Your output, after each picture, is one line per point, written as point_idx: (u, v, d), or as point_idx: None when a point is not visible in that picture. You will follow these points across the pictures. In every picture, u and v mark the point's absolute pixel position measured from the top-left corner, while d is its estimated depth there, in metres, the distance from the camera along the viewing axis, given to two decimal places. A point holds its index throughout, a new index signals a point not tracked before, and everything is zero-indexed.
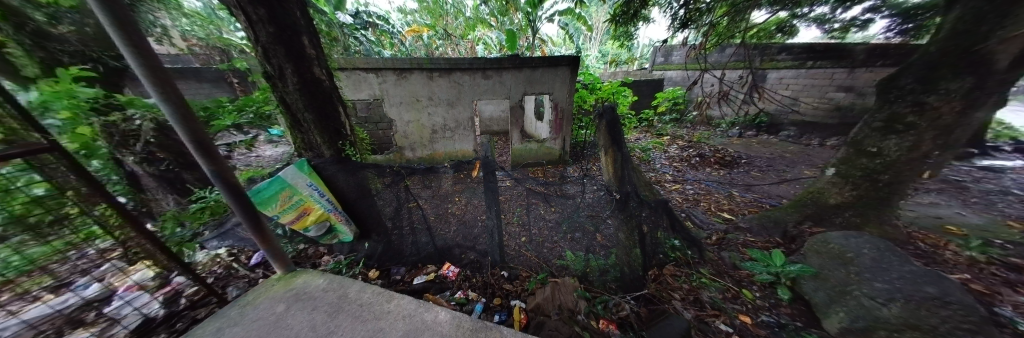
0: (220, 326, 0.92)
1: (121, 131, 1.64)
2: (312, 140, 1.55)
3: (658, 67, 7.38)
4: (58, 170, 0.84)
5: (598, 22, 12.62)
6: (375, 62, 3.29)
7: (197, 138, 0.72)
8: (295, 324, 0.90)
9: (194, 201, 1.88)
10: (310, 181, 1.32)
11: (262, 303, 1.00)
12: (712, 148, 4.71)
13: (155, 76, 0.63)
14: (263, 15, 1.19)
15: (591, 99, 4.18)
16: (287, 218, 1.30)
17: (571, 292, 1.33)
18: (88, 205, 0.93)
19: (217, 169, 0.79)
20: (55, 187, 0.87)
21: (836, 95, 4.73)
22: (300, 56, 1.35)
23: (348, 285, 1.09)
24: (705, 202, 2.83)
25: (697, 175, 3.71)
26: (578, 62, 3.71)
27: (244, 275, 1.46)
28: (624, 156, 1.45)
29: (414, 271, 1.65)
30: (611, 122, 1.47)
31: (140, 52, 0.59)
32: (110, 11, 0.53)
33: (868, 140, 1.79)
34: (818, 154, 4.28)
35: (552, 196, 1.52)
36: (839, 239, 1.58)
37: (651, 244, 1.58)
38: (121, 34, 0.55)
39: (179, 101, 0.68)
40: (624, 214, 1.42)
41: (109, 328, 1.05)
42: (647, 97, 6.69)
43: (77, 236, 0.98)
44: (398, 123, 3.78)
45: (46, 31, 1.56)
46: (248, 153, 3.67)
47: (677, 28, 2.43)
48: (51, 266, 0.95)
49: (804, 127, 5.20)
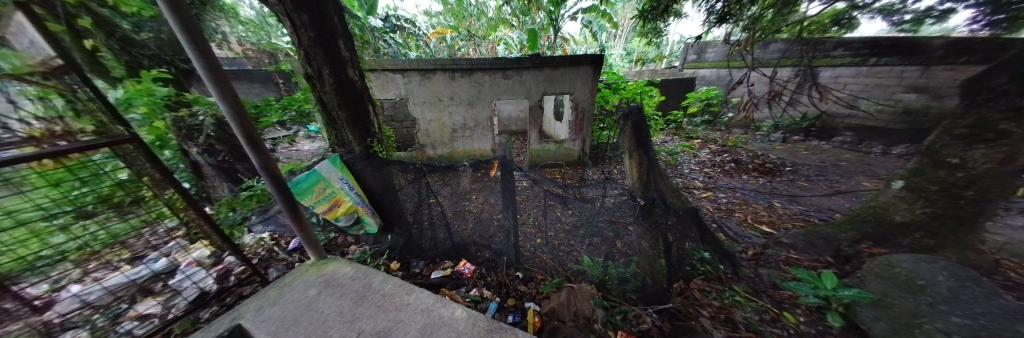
0: (261, 304, 1.01)
1: (188, 125, 1.87)
2: (345, 137, 1.66)
3: (689, 66, 6.91)
4: (137, 159, 0.98)
5: (624, 19, 12.11)
6: (402, 63, 3.44)
7: (248, 133, 0.80)
8: (325, 308, 0.97)
9: (243, 189, 2.10)
10: (341, 176, 1.41)
11: (298, 286, 1.09)
12: (750, 154, 4.33)
13: (215, 76, 0.70)
14: (306, 21, 1.29)
15: (614, 99, 4.01)
16: (321, 208, 1.40)
17: (587, 300, 1.28)
18: (160, 189, 1.08)
19: (263, 162, 0.87)
20: (135, 173, 1.01)
21: (905, 96, 4.13)
22: (337, 58, 1.45)
23: (372, 275, 1.14)
24: (740, 213, 2.60)
25: (731, 183, 3.43)
26: (601, 61, 3.58)
27: (283, 258, 1.60)
28: (651, 161, 1.36)
29: (431, 266, 1.73)
30: (637, 124, 1.41)
31: (205, 57, 0.67)
32: (180, 21, 0.60)
33: (948, 150, 1.49)
34: (880, 164, 3.74)
35: (571, 199, 1.49)
36: (907, 263, 1.36)
37: (678, 255, 1.42)
38: (188, 40, 0.62)
39: (234, 99, 0.75)
40: (648, 221, 1.32)
41: (172, 298, 1.28)
42: (676, 97, 6.32)
43: (150, 214, 1.13)
44: (420, 122, 3.94)
45: (130, 37, 1.90)
46: (289, 147, 4.06)
47: (713, 22, 2.22)
48: (127, 240, 1.11)
49: (863, 133, 4.58)
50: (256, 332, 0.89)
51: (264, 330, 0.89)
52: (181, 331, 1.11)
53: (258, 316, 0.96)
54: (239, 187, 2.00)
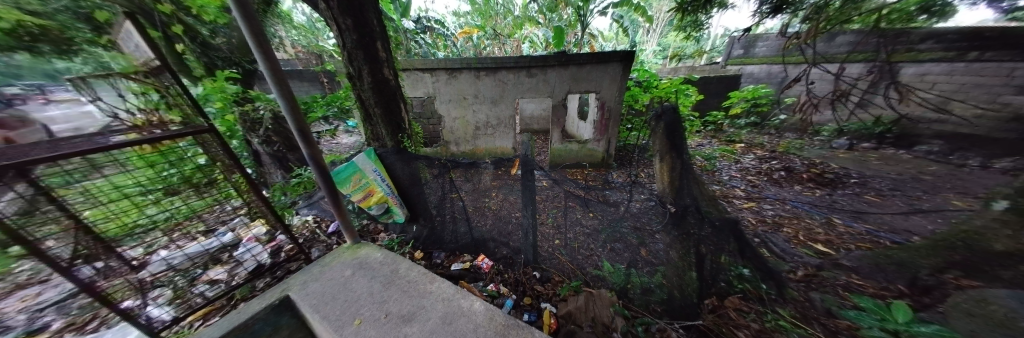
0: (306, 279, 1.13)
1: (250, 118, 2.17)
2: (379, 132, 1.78)
3: (733, 62, 6.28)
4: (211, 146, 1.15)
5: (660, 12, 11.38)
6: (431, 62, 3.58)
7: (301, 126, 0.90)
8: (359, 289, 1.05)
9: (293, 177, 2.34)
10: (375, 168, 1.53)
11: (336, 266, 1.20)
12: (804, 162, 3.85)
13: (276, 75, 0.80)
14: (350, 25, 1.40)
15: (644, 98, 3.80)
16: (357, 197, 1.55)
17: (606, 307, 1.27)
18: (229, 173, 1.25)
19: (312, 152, 0.97)
20: (212, 159, 1.19)
21: (1015, 99, 3.38)
22: (374, 58, 1.55)
23: (399, 262, 1.21)
24: (789, 228, 2.32)
25: (778, 193, 3.08)
26: (632, 58, 3.40)
27: (323, 240, 1.78)
28: (684, 165, 1.26)
29: (451, 258, 1.83)
30: (670, 124, 1.31)
31: (269, 59, 0.76)
32: (250, 28, 0.69)
33: None
34: (981, 179, 3.07)
35: (592, 201, 1.43)
36: (1011, 302, 1.07)
37: (711, 269, 1.26)
38: (256, 43, 0.71)
39: (290, 96, 0.84)
40: (679, 231, 1.22)
41: (235, 268, 1.52)
42: (716, 96, 5.80)
43: (220, 194, 1.32)
44: (446, 119, 4.08)
45: (207, 42, 2.31)
46: (331, 140, 4.48)
47: (766, 13, 1.89)
48: (203, 215, 1.31)
49: (956, 142, 3.81)
50: (302, 303, 1.00)
51: (307, 302, 1.00)
52: (242, 296, 1.39)
53: (303, 290, 1.07)
54: (290, 174, 2.22)
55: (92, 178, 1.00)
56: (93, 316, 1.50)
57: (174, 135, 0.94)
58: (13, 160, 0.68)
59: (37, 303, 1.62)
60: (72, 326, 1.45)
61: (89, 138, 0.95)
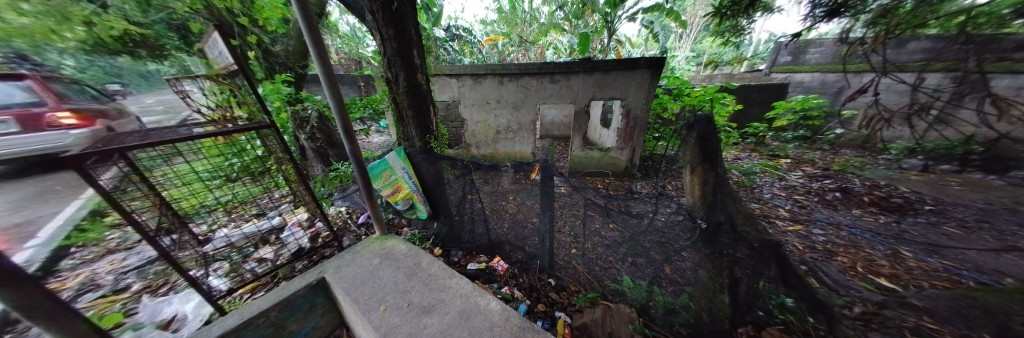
0: (340, 264, 1.23)
1: (299, 117, 2.43)
2: (410, 133, 1.90)
3: (779, 69, 5.77)
4: (269, 139, 1.30)
5: (694, 16, 10.81)
6: (458, 69, 3.75)
7: (346, 125, 1.00)
8: (386, 277, 1.12)
9: (332, 170, 2.55)
10: (404, 165, 1.64)
11: (366, 254, 1.29)
12: (865, 182, 3.38)
13: (330, 77, 0.90)
14: (391, 34, 1.53)
15: (673, 107, 3.61)
16: (386, 192, 1.67)
17: (625, 323, 1.22)
18: (280, 164, 1.40)
19: (353, 148, 1.06)
20: (268, 150, 1.34)
21: None
22: (410, 64, 1.66)
23: (421, 255, 1.26)
24: (844, 258, 2.04)
25: (830, 216, 2.74)
26: (661, 65, 3.26)
27: (353, 231, 1.92)
28: (718, 178, 1.18)
29: (468, 257, 1.89)
30: (704, 134, 1.24)
31: (325, 63, 0.87)
32: (312, 37, 0.79)
33: None
34: None
35: (614, 211, 1.37)
36: None
37: (748, 296, 1.11)
38: (315, 50, 0.82)
39: (338, 96, 0.94)
40: (710, 249, 1.11)
41: (280, 249, 1.69)
42: (757, 106, 5.33)
43: (272, 183, 1.49)
44: (469, 123, 4.23)
45: (270, 50, 2.66)
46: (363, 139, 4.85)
47: (820, 17, 1.71)
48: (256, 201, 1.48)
49: None
50: (335, 285, 1.10)
51: (340, 285, 1.09)
52: (283, 275, 1.54)
53: (337, 273, 1.17)
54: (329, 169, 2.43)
55: (174, 163, 1.18)
56: (164, 282, 1.75)
57: (242, 129, 1.09)
58: (122, 145, 0.82)
59: (122, 267, 1.92)
60: (148, 288, 1.70)
61: (176, 130, 1.13)
